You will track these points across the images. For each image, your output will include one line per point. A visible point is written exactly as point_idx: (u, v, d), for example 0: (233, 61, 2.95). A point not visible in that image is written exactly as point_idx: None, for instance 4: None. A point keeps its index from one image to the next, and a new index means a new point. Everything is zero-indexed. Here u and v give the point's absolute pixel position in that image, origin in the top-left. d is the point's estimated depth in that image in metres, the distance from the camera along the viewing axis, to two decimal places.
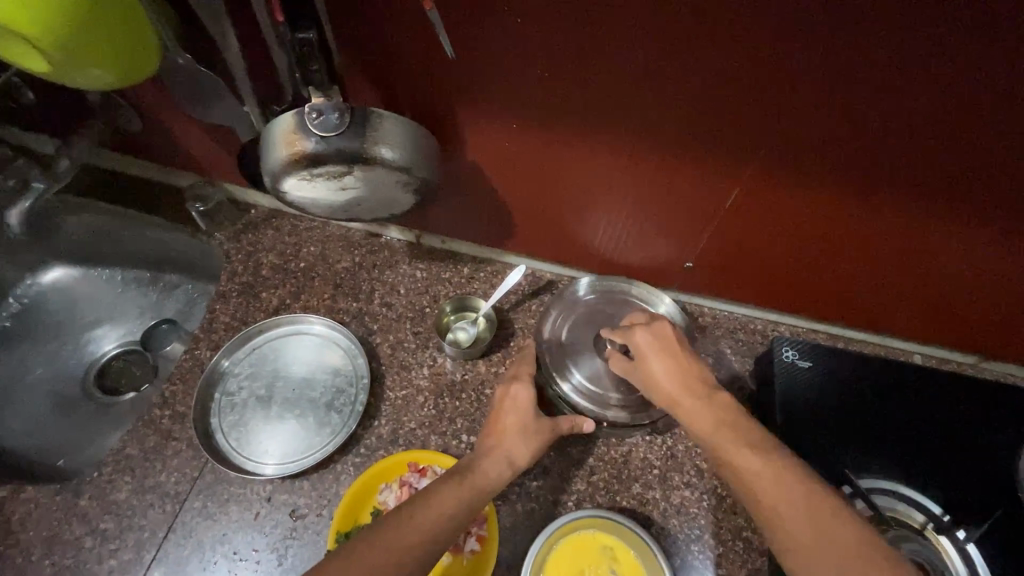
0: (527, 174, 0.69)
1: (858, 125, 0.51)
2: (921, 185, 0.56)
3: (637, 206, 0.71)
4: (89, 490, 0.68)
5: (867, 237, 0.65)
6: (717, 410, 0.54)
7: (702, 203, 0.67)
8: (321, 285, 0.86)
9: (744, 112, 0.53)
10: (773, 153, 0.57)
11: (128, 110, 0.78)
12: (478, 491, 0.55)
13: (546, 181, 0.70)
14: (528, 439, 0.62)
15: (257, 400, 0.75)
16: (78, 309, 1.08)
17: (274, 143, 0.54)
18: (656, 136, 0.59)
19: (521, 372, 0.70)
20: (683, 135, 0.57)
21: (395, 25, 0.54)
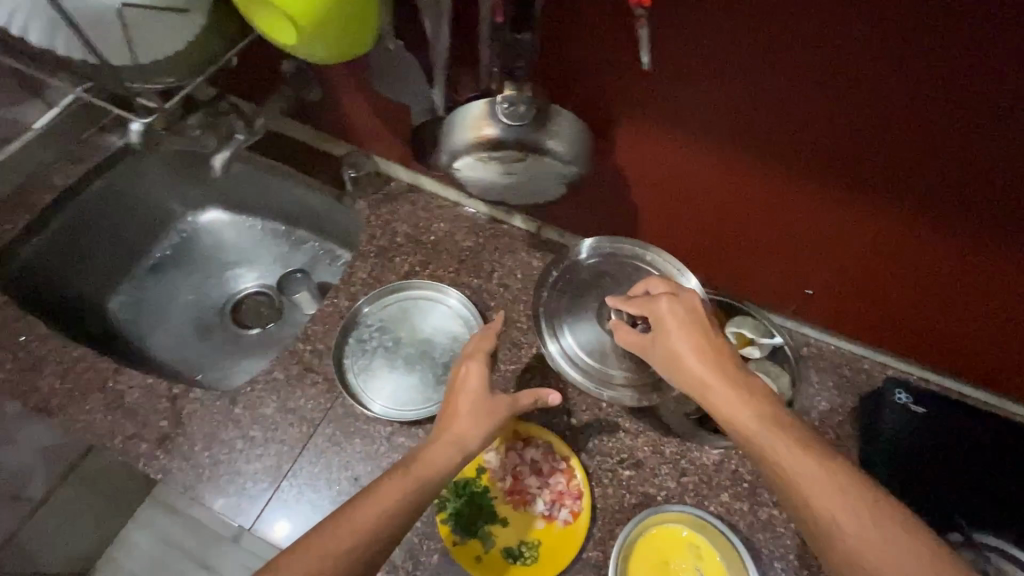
0: (672, 177, 0.72)
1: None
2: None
3: (775, 222, 0.72)
4: (243, 401, 0.78)
5: (968, 266, 0.65)
6: (748, 405, 0.59)
7: (848, 226, 0.67)
8: (447, 259, 0.94)
9: (846, 124, 0.57)
10: (945, 179, 0.57)
11: (314, 81, 0.88)
12: (424, 481, 0.60)
13: (689, 187, 0.73)
14: (480, 423, 0.64)
15: (383, 351, 0.83)
16: (222, 249, 1.23)
17: (462, 126, 0.61)
18: (762, 150, 0.63)
19: (483, 348, 0.70)
20: (787, 149, 0.62)
21: (587, 33, 0.59)
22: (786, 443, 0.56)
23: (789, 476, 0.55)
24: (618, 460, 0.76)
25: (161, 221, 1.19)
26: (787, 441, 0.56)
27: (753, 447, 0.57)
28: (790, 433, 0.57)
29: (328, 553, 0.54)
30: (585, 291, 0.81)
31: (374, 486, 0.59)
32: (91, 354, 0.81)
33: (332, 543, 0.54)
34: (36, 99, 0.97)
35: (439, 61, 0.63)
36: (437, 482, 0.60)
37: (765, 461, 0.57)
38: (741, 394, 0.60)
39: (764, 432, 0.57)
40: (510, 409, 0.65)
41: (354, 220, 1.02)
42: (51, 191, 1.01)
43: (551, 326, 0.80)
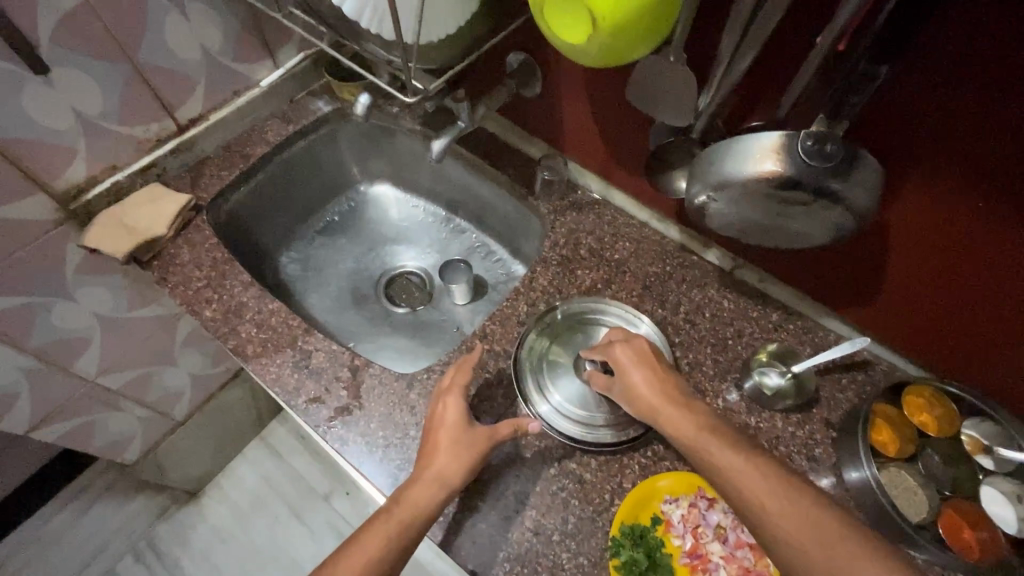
0: (961, 248, 0.61)
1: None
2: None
3: (951, 283, 0.65)
4: (419, 388, 0.78)
5: None
6: (693, 427, 0.62)
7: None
8: (631, 281, 0.89)
9: (980, 163, 0.53)
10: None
11: (537, 78, 0.87)
12: (404, 526, 0.61)
13: (980, 264, 0.60)
14: (455, 459, 0.65)
15: (536, 362, 0.80)
16: (385, 223, 1.26)
17: (746, 155, 0.55)
18: (931, 198, 0.59)
19: (460, 386, 0.71)
20: (948, 195, 0.58)
21: (921, 72, 0.51)
22: (724, 452, 0.59)
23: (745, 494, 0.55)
24: None
25: (339, 188, 1.24)
26: (736, 455, 0.58)
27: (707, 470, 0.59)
28: (743, 452, 0.58)
29: None
30: (561, 342, 0.82)
31: (359, 538, 0.61)
32: (286, 309, 0.85)
33: None
34: (267, 58, 1.03)
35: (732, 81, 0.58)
36: (423, 521, 0.62)
37: (721, 484, 0.58)
38: (690, 418, 0.63)
39: (714, 456, 0.59)
40: (490, 440, 0.67)
41: (535, 223, 1.02)
42: (263, 145, 1.07)
43: (536, 371, 0.79)
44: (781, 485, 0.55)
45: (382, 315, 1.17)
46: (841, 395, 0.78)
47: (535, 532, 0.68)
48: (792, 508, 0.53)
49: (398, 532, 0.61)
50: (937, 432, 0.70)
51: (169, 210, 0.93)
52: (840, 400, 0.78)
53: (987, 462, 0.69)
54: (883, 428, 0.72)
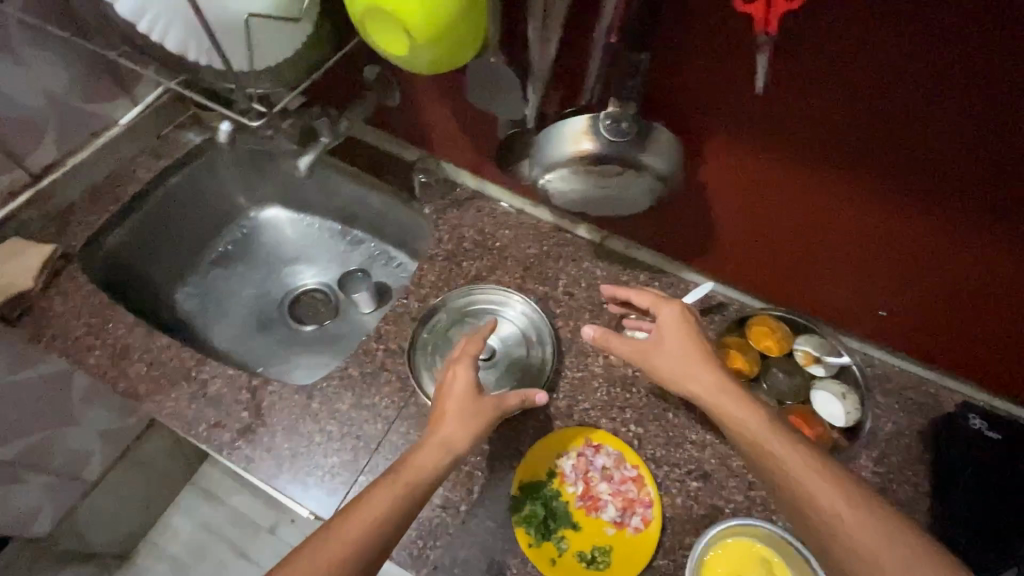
0: (790, 198, 0.71)
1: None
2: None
3: (767, 229, 0.77)
4: (320, 397, 0.81)
5: (897, 248, 0.69)
6: (750, 408, 0.65)
7: (980, 267, 0.65)
8: (513, 265, 0.96)
9: (758, 132, 0.65)
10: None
11: (395, 89, 0.92)
12: (411, 488, 0.62)
13: (794, 207, 0.72)
14: (466, 425, 0.67)
15: (430, 357, 0.85)
16: (283, 245, 1.26)
17: (562, 140, 0.63)
18: (728, 161, 0.70)
19: (468, 353, 0.72)
20: (741, 157, 0.69)
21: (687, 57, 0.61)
22: (756, 422, 0.64)
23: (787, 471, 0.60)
24: (688, 471, 0.77)
25: (229, 218, 1.23)
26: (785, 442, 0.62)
27: (754, 445, 0.63)
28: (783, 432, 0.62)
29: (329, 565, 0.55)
30: (451, 333, 0.87)
31: (367, 497, 0.60)
32: (176, 344, 0.85)
33: (324, 559, 0.55)
34: (124, 96, 1.02)
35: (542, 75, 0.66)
36: (426, 486, 0.63)
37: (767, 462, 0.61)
38: (747, 402, 0.65)
39: (761, 435, 0.63)
40: (496, 409, 0.69)
41: (421, 224, 1.09)
42: (135, 183, 1.05)
43: (431, 364, 0.84)
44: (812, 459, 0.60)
45: (291, 336, 1.18)
46: (702, 336, 0.89)
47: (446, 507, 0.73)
48: (821, 476, 0.59)
49: (407, 491, 0.61)
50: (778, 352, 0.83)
51: (34, 264, 0.89)
52: (700, 340, 0.89)
53: (819, 370, 0.82)
54: (737, 357, 0.83)
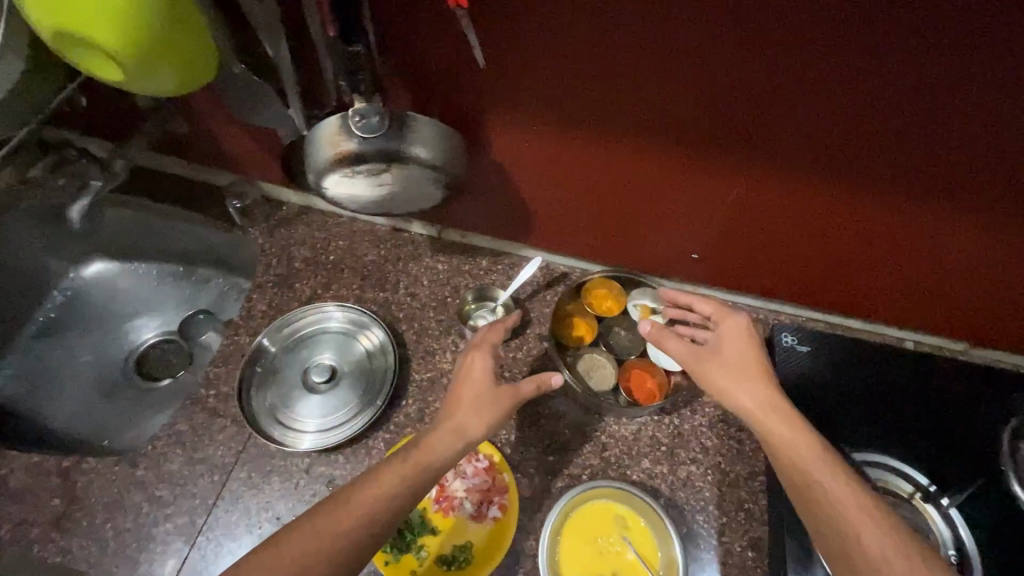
0: (630, 172, 0.71)
1: (965, 151, 0.56)
2: (991, 205, 0.62)
3: (617, 204, 0.78)
4: (144, 462, 0.74)
5: (748, 203, 0.72)
6: (801, 428, 0.57)
7: (820, 209, 0.70)
8: (350, 276, 0.92)
9: (569, 111, 0.64)
10: (865, 166, 0.61)
11: (176, 113, 0.84)
12: (420, 470, 0.57)
13: (634, 181, 0.73)
14: (483, 413, 0.62)
15: (266, 395, 0.80)
16: (117, 299, 1.07)
17: (320, 144, 0.60)
18: (513, 136, 0.70)
19: (489, 341, 0.69)
20: (524, 130, 0.68)
21: (428, 40, 0.59)
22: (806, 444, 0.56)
23: (828, 495, 0.53)
24: (544, 448, 0.77)
25: (38, 282, 1.02)
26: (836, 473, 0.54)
27: (800, 470, 0.55)
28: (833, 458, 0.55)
29: (323, 536, 0.51)
30: (284, 363, 0.82)
31: (375, 475, 0.56)
32: None
33: (317, 533, 0.52)
34: None
35: (288, 84, 0.62)
36: (438, 472, 0.58)
37: (812, 487, 0.53)
38: (798, 424, 0.57)
39: (807, 454, 0.55)
40: (516, 397, 0.64)
41: (249, 250, 0.99)
42: None
43: (267, 403, 0.79)
44: (854, 488, 0.53)
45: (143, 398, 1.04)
46: (546, 310, 0.90)
47: None
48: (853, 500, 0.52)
49: (415, 474, 0.57)
50: (617, 312, 0.85)
51: None
52: (545, 315, 0.89)
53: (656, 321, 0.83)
54: (580, 324, 0.84)
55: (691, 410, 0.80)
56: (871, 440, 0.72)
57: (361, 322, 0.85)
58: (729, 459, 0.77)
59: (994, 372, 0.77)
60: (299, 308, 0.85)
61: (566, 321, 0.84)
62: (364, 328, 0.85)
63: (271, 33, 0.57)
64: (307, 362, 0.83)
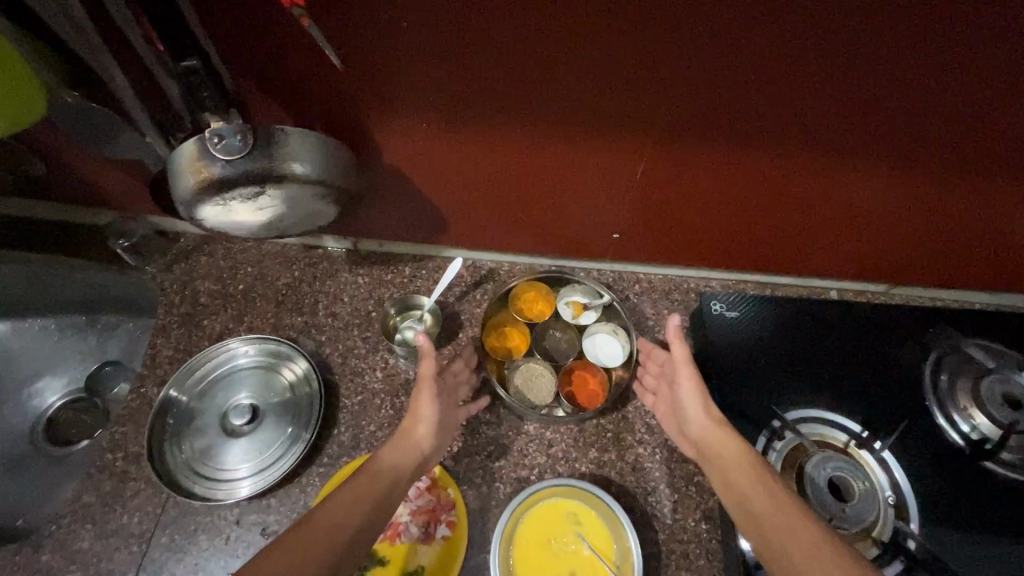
0: (549, 163, 0.69)
1: (850, 99, 0.56)
2: (880, 150, 0.63)
3: (542, 195, 0.75)
4: (50, 545, 0.68)
5: (674, 181, 0.71)
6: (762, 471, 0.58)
7: (744, 181, 0.70)
8: (263, 304, 0.86)
9: (468, 105, 0.60)
10: (761, 128, 0.61)
11: (27, 153, 0.75)
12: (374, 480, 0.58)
13: (555, 171, 0.70)
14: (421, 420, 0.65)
15: (182, 449, 0.74)
16: (11, 364, 0.92)
17: (180, 174, 0.54)
18: (404, 136, 0.65)
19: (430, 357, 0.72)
20: (413, 128, 0.64)
21: (280, 44, 0.53)
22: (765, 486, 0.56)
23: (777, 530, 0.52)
24: (488, 455, 0.75)
25: None
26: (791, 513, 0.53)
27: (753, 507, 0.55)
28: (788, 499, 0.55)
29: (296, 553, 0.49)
30: (199, 409, 0.76)
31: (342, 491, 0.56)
32: None
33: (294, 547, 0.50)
34: None
35: (136, 116, 0.56)
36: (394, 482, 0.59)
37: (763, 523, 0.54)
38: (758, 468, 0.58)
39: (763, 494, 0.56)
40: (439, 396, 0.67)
41: (147, 292, 0.90)
42: None
43: (185, 458, 0.73)
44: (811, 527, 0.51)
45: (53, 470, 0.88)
46: (477, 310, 0.86)
47: None
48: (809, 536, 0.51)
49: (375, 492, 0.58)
50: (548, 313, 0.81)
51: None
52: (476, 315, 0.86)
53: (590, 317, 0.80)
54: (513, 333, 0.80)
55: (632, 391, 0.79)
56: (806, 395, 0.72)
57: (281, 353, 0.79)
58: None
59: (912, 309, 0.79)
60: (207, 349, 0.79)
61: (497, 332, 0.80)
62: (283, 359, 0.80)
63: (100, 62, 0.51)
64: (224, 405, 0.76)
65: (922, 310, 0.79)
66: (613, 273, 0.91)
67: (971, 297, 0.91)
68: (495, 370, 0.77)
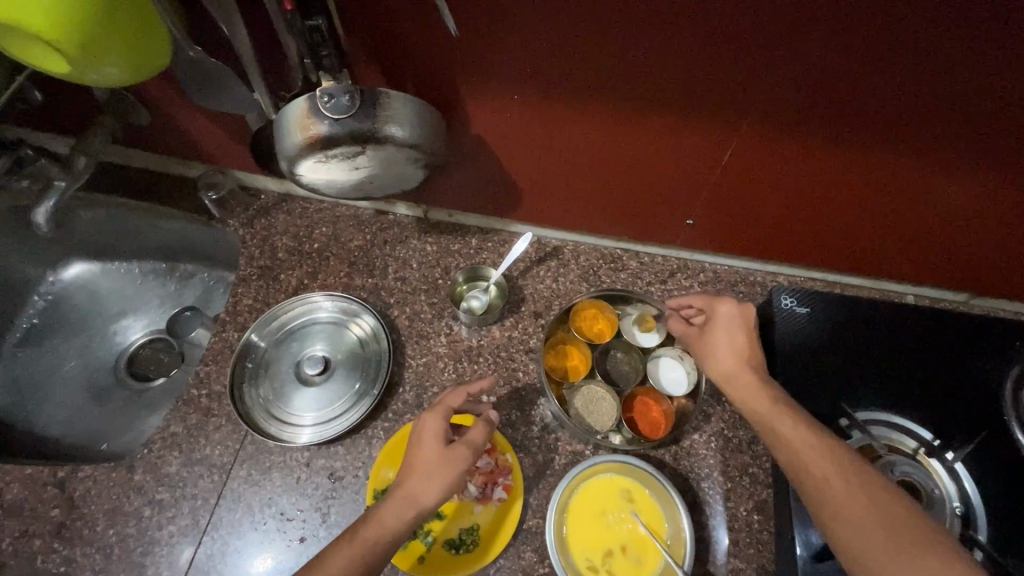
0: (632, 146, 0.69)
1: (964, 101, 0.53)
2: (996, 157, 0.60)
3: (619, 176, 0.75)
4: (141, 467, 0.74)
5: (756, 172, 0.70)
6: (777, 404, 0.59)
7: (830, 178, 0.68)
8: (337, 264, 0.89)
9: (560, 79, 0.60)
10: (867, 123, 0.59)
11: (136, 103, 0.81)
12: (371, 545, 0.53)
13: (636, 155, 0.70)
14: (434, 479, 0.57)
15: (260, 392, 0.79)
16: (101, 302, 0.99)
17: (288, 129, 0.56)
18: (494, 106, 0.66)
19: (444, 402, 0.64)
20: (504, 99, 0.64)
21: (391, 9, 0.55)
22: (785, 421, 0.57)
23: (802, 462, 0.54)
24: (545, 426, 0.77)
25: (15, 287, 0.93)
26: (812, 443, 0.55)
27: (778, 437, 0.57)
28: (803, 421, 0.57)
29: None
30: (275, 357, 0.81)
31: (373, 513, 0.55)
32: None
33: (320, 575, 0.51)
34: None
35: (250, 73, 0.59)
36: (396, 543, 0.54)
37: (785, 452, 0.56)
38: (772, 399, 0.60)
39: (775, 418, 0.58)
40: (469, 454, 0.59)
41: (229, 243, 0.95)
42: None
43: (263, 399, 0.78)
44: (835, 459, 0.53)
45: (135, 401, 0.95)
46: (540, 285, 0.87)
47: (301, 539, 0.70)
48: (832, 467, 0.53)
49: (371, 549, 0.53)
50: (610, 334, 0.79)
51: None
52: (539, 291, 0.87)
53: (653, 339, 0.79)
54: (573, 352, 0.79)
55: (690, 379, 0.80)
56: (874, 397, 0.71)
57: (351, 309, 0.83)
58: (732, 425, 0.77)
59: (998, 320, 0.76)
60: (286, 301, 0.84)
61: (557, 351, 0.79)
62: (355, 317, 0.84)
63: (226, 15, 0.53)
64: (299, 354, 0.81)
65: (1009, 323, 0.75)
66: (677, 260, 0.91)
67: None
68: (555, 392, 0.76)
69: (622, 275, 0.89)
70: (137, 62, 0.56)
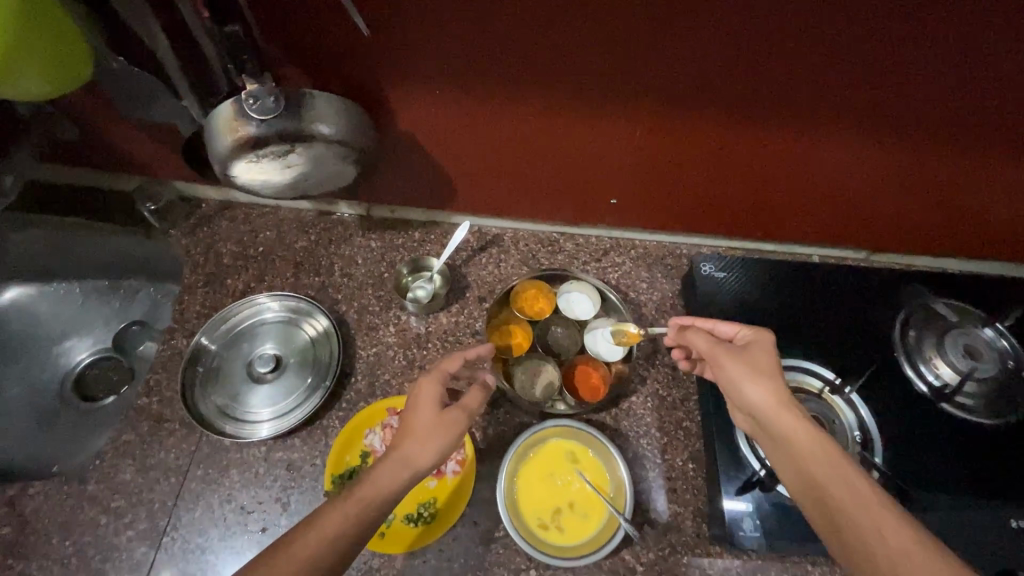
0: (552, 132, 0.74)
1: (830, 76, 0.61)
2: (880, 124, 0.68)
3: (545, 162, 0.80)
4: (95, 477, 0.75)
5: (667, 150, 0.76)
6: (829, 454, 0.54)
7: (731, 152, 0.75)
8: (283, 266, 0.91)
9: (477, 73, 0.65)
10: (754, 100, 0.66)
11: (65, 118, 0.81)
12: (366, 504, 0.54)
13: (557, 141, 0.76)
14: (431, 440, 0.59)
15: (213, 394, 0.80)
16: (40, 325, 0.97)
17: (217, 132, 0.59)
18: (420, 103, 0.70)
19: (440, 366, 0.67)
20: (428, 95, 0.69)
21: (310, 15, 0.59)
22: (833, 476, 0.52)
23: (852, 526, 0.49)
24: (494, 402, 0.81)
25: None
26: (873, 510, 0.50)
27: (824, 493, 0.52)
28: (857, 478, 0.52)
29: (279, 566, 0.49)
30: (225, 359, 0.83)
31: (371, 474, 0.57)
32: None
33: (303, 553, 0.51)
34: None
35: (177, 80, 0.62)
36: None
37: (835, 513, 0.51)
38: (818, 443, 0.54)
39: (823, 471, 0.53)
40: (464, 416, 0.62)
41: (172, 253, 0.95)
42: None
43: (216, 400, 0.80)
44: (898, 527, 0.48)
45: (84, 422, 0.94)
46: (482, 272, 0.92)
47: (263, 529, 0.72)
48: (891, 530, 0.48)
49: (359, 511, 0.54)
50: (549, 312, 0.85)
51: None
52: (481, 277, 0.92)
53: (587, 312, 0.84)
54: (516, 331, 0.83)
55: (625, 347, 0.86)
56: (786, 347, 0.79)
57: (300, 308, 0.85)
58: (666, 385, 0.83)
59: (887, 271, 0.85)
60: (234, 304, 0.85)
61: (501, 331, 0.83)
62: (306, 316, 0.85)
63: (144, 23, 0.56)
64: (250, 354, 0.83)
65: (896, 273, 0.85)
66: (610, 240, 0.97)
67: (943, 264, 0.97)
68: (501, 368, 0.81)
69: (559, 257, 0.95)
70: (55, 74, 0.58)
